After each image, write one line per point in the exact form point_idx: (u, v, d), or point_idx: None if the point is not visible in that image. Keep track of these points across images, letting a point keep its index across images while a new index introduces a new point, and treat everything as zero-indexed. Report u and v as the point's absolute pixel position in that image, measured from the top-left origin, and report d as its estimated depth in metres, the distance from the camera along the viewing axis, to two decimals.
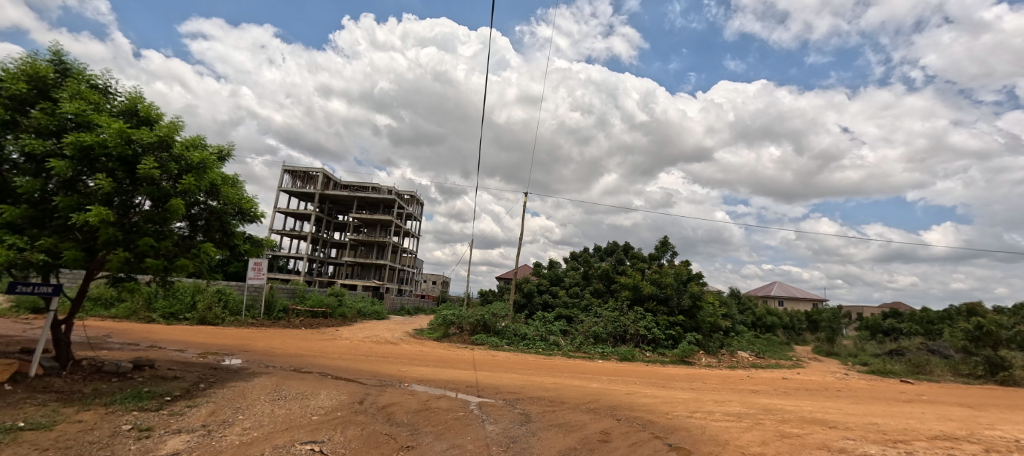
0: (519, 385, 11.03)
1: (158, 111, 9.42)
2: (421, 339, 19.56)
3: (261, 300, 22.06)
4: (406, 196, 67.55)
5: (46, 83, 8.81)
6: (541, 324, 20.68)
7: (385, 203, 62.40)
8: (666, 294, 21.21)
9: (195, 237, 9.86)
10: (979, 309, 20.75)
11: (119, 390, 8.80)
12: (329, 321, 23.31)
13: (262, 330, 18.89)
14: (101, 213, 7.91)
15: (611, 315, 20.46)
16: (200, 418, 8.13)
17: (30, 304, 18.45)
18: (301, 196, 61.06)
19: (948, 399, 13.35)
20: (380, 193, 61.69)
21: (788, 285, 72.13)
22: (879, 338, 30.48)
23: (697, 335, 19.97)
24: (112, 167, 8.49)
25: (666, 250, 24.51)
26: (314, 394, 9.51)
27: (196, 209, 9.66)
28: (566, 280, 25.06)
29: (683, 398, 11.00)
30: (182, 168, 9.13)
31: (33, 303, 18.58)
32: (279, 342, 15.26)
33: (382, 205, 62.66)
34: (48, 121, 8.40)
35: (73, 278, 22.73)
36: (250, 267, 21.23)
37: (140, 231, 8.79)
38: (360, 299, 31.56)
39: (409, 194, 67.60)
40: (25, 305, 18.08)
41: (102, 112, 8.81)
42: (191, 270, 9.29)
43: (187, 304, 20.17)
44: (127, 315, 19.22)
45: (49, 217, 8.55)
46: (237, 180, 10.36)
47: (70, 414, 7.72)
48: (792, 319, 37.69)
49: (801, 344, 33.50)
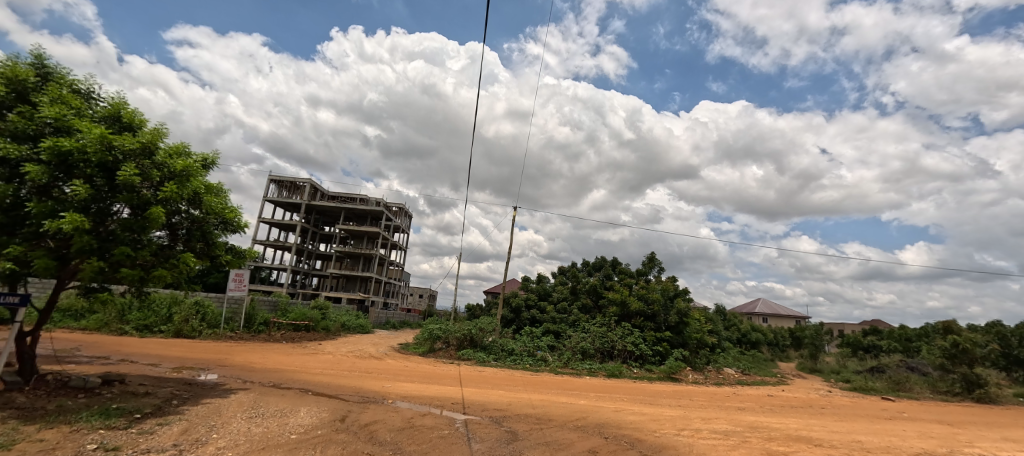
0: (505, 402, 10.80)
1: (142, 117, 9.18)
2: (406, 353, 19.25)
3: (241, 313, 21.40)
4: (393, 208, 67.16)
5: (26, 86, 8.54)
6: (528, 340, 20.51)
7: (373, 215, 61.85)
8: (653, 310, 21.28)
9: (175, 246, 9.52)
10: (955, 327, 21.12)
11: (85, 407, 8.35)
12: (310, 335, 22.69)
13: (241, 344, 18.25)
14: (76, 220, 7.63)
15: (598, 331, 20.33)
16: (171, 437, 7.75)
17: None
18: (287, 207, 60.29)
19: (927, 417, 13.56)
20: (368, 204, 61.07)
21: (772, 302, 72.38)
22: (861, 356, 31.25)
23: (684, 352, 20.03)
24: (91, 173, 8.20)
25: (654, 266, 24.63)
26: (293, 411, 9.18)
27: (176, 218, 9.36)
28: (554, 295, 24.95)
29: (671, 416, 10.94)
30: (165, 175, 8.89)
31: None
32: (259, 356, 14.75)
33: (369, 216, 61.91)
34: (25, 125, 8.10)
35: (42, 287, 21.90)
36: (231, 278, 20.64)
37: (117, 239, 8.48)
38: (345, 312, 30.96)
39: (396, 206, 67.37)
40: None
41: (83, 117, 8.55)
42: (169, 281, 8.95)
43: (163, 317, 19.47)
44: (97, 327, 18.42)
45: (20, 224, 8.18)
46: (222, 190, 10.09)
47: (31, 433, 7.28)
48: (776, 337, 37.97)
49: (785, 361, 33.98)
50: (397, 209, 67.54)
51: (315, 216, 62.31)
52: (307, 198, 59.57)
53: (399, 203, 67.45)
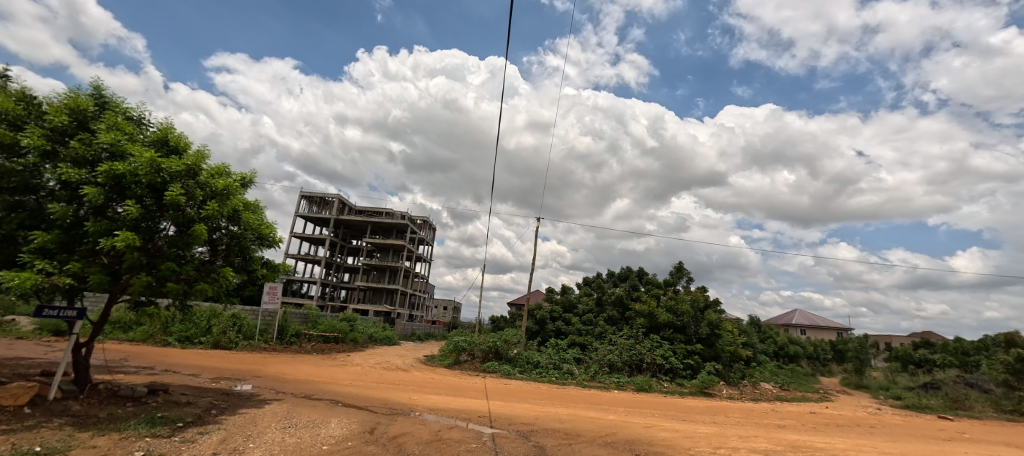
0: (533, 416, 10.66)
1: (187, 141, 9.77)
2: (432, 365, 19.37)
3: (274, 325, 22.12)
4: (417, 221, 68.36)
5: (86, 115, 9.13)
6: (553, 352, 20.31)
7: (399, 229, 63.22)
8: (683, 322, 20.53)
9: (215, 261, 9.99)
10: (1019, 341, 19.50)
11: (133, 416, 8.82)
12: (339, 347, 23.22)
13: (274, 355, 18.88)
14: (128, 238, 8.17)
15: (626, 343, 19.81)
16: (211, 445, 8.06)
17: (52, 327, 18.71)
18: (316, 221, 62.15)
19: (991, 438, 12.46)
20: (394, 218, 62.36)
21: (811, 313, 68.45)
22: (912, 370, 29.21)
23: (717, 366, 19.27)
24: (142, 194, 8.75)
25: (682, 276, 23.90)
26: (324, 422, 9.37)
27: (217, 234, 9.84)
28: (579, 307, 24.61)
29: (705, 433, 10.51)
30: (207, 194, 9.39)
31: (54, 326, 18.77)
32: (291, 368, 15.19)
33: (394, 230, 63.21)
34: (85, 151, 8.67)
35: (94, 301, 23.36)
36: (265, 291, 21.39)
37: (163, 255, 8.99)
38: (373, 325, 31.49)
39: (421, 220, 68.57)
40: (48, 327, 18.37)
41: (135, 142, 9.13)
42: (210, 294, 9.41)
43: (203, 328, 20.36)
44: (143, 338, 19.45)
45: (78, 242, 8.72)
46: (258, 206, 10.57)
47: (85, 439, 7.75)
48: (816, 350, 35.93)
49: (828, 376, 32.06)
50: (422, 222, 68.72)
51: (342, 230, 63.89)
52: (335, 213, 61.27)
53: (424, 216, 68.61)
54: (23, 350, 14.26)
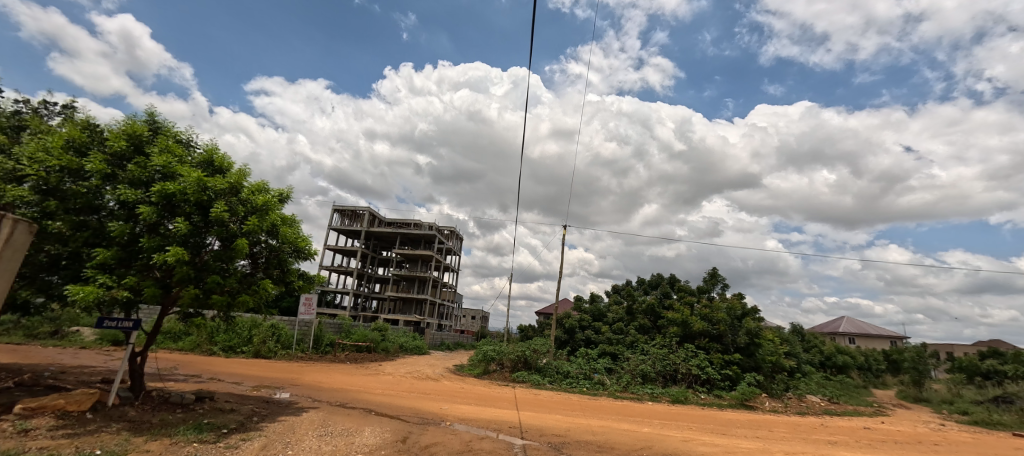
0: (564, 428, 10.47)
1: (230, 161, 10.36)
2: (461, 375, 19.42)
3: (310, 335, 22.83)
4: (444, 231, 69.26)
5: (142, 140, 9.81)
6: (584, 362, 20.05)
7: (426, 239, 64.30)
8: (719, 331, 19.75)
9: (255, 274, 10.46)
10: None
11: (182, 422, 9.30)
12: (371, 356, 23.72)
13: (311, 364, 19.51)
14: (178, 253, 8.69)
15: (659, 352, 19.21)
16: (253, 452, 8.38)
17: (111, 337, 19.81)
18: (347, 233, 63.82)
19: None
20: (422, 229, 63.41)
21: (858, 321, 63.91)
22: (979, 382, 26.80)
23: (757, 377, 18.39)
24: (190, 211, 9.31)
25: (716, 282, 22.99)
26: (358, 431, 9.56)
27: (257, 248, 10.29)
28: (609, 316, 24.05)
29: (748, 448, 9.96)
30: (248, 210, 9.90)
31: (114, 336, 19.91)
32: (327, 376, 15.65)
33: (422, 240, 64.28)
34: (141, 173, 9.29)
35: (149, 313, 24.91)
36: (301, 302, 22.12)
37: (209, 269, 9.49)
38: (403, 334, 31.94)
39: (448, 230, 69.37)
40: (108, 337, 19.72)
41: (184, 164, 9.75)
42: (251, 306, 9.87)
43: (245, 338, 21.25)
44: (192, 348, 20.52)
45: (134, 258, 9.30)
46: (295, 221, 11.03)
47: (138, 444, 8.23)
48: (867, 360, 33.57)
49: (882, 388, 29.81)
50: (449, 232, 69.50)
51: (373, 242, 65.33)
52: (365, 225, 62.77)
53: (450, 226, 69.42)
54: (85, 359, 15.33)
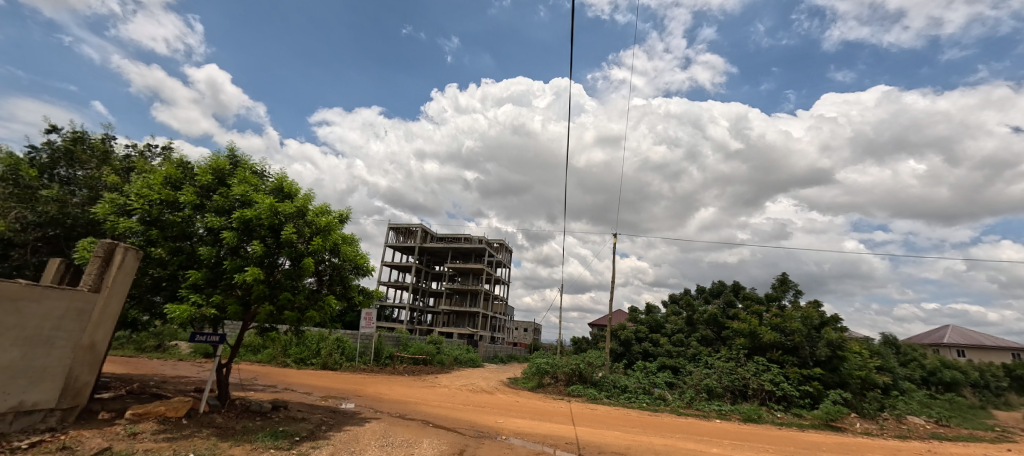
0: (624, 445, 9.98)
1: (297, 187, 11.28)
2: (515, 388, 19.25)
3: (371, 347, 23.83)
4: (494, 244, 69.77)
5: (224, 173, 10.97)
6: (642, 376, 19.02)
7: (477, 252, 65.13)
8: (793, 342, 18.00)
9: (321, 290, 11.19)
10: None
11: (261, 429, 10.06)
12: (428, 369, 24.39)
13: (373, 376, 20.36)
14: (254, 272, 9.56)
15: (725, 366, 17.84)
16: None
17: (204, 350, 22.23)
18: (402, 250, 65.95)
19: None
20: (472, 243, 64.31)
21: (967, 331, 54.35)
22: None
23: (844, 394, 16.48)
24: (264, 234, 10.22)
25: (787, 289, 21.01)
26: (417, 442, 9.76)
27: (322, 266, 11.04)
28: (667, 327, 22.73)
29: None
30: (313, 231, 10.69)
31: (206, 349, 22.30)
32: (388, 388, 16.25)
33: (473, 253, 65.27)
34: (224, 202, 10.37)
35: (232, 327, 27.31)
36: (364, 316, 23.02)
37: (281, 286, 10.32)
38: (457, 347, 32.30)
39: (498, 243, 69.78)
40: (199, 349, 21.88)
41: (259, 192, 10.76)
42: (318, 320, 10.57)
43: (313, 351, 22.57)
44: (269, 359, 22.14)
45: (219, 278, 10.32)
46: (354, 240, 11.72)
47: (223, 447, 9.01)
48: (982, 375, 28.89)
49: (1003, 409, 25.42)
50: (499, 245, 69.84)
51: (427, 257, 66.98)
52: (419, 241, 64.61)
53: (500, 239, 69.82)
54: (182, 369, 17.25)
